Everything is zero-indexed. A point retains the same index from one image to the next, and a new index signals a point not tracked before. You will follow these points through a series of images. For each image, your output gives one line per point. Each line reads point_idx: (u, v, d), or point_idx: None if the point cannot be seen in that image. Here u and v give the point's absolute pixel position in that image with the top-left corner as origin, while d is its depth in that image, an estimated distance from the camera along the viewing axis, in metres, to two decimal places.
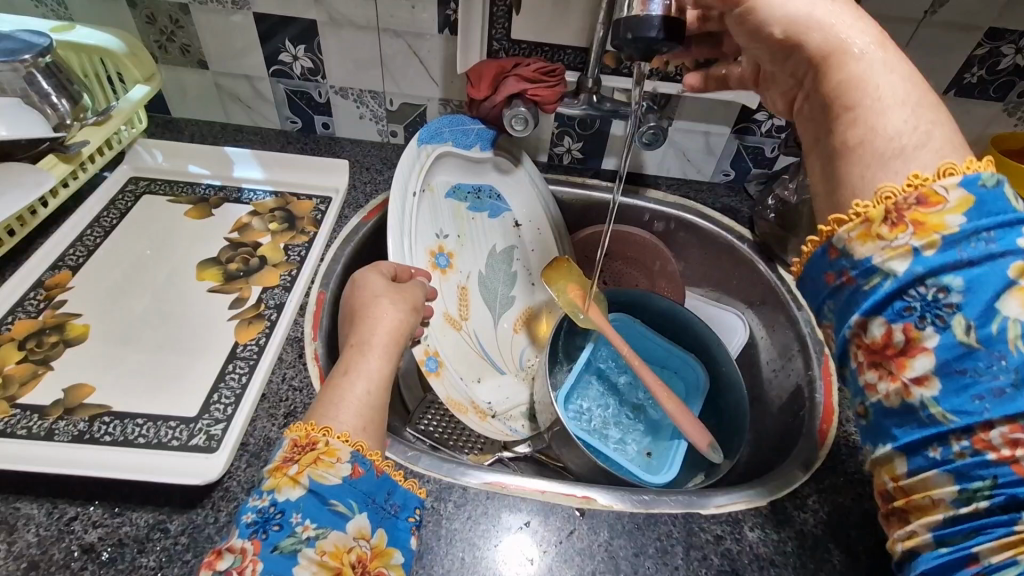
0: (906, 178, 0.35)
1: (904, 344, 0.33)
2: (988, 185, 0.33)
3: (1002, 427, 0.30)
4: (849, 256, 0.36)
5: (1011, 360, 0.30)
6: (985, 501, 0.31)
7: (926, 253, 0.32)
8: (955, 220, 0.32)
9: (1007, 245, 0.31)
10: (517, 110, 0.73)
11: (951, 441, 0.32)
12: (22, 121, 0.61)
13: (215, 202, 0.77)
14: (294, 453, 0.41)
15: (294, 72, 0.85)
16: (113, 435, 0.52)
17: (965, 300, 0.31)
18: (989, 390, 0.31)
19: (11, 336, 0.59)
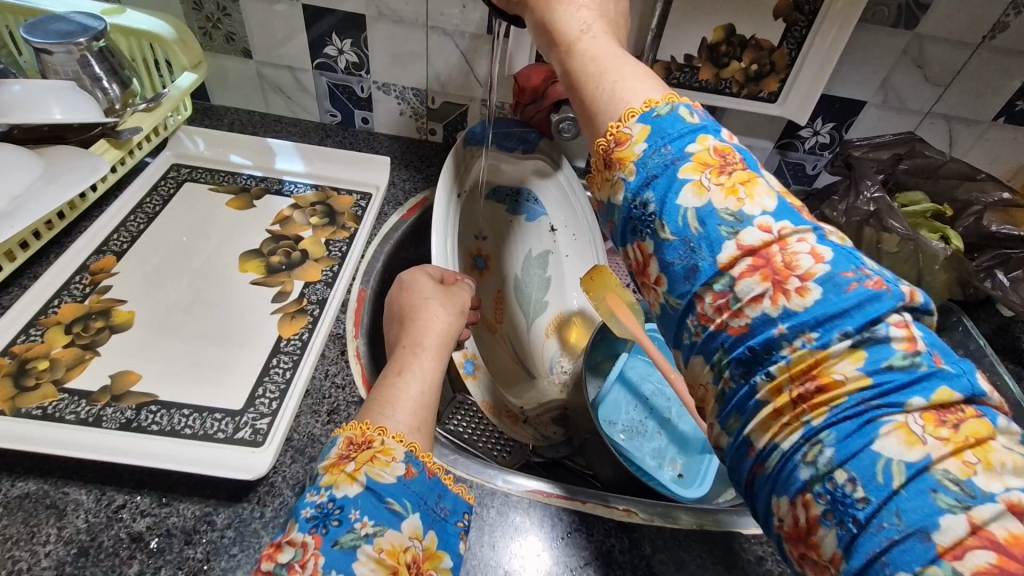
0: (604, 130, 0.38)
1: (643, 258, 0.37)
2: (661, 113, 0.36)
3: (707, 301, 0.33)
4: (604, 204, 0.40)
5: (696, 240, 0.33)
6: (728, 374, 0.33)
7: (631, 181, 0.36)
8: (640, 148, 0.36)
9: (679, 153, 0.35)
10: (565, 115, 0.74)
11: (688, 325, 0.34)
12: (78, 106, 0.61)
13: (257, 192, 0.77)
14: (350, 450, 0.42)
15: (338, 66, 0.84)
16: (160, 424, 0.52)
17: (660, 206, 0.35)
18: (687, 273, 0.34)
19: (57, 319, 0.59)
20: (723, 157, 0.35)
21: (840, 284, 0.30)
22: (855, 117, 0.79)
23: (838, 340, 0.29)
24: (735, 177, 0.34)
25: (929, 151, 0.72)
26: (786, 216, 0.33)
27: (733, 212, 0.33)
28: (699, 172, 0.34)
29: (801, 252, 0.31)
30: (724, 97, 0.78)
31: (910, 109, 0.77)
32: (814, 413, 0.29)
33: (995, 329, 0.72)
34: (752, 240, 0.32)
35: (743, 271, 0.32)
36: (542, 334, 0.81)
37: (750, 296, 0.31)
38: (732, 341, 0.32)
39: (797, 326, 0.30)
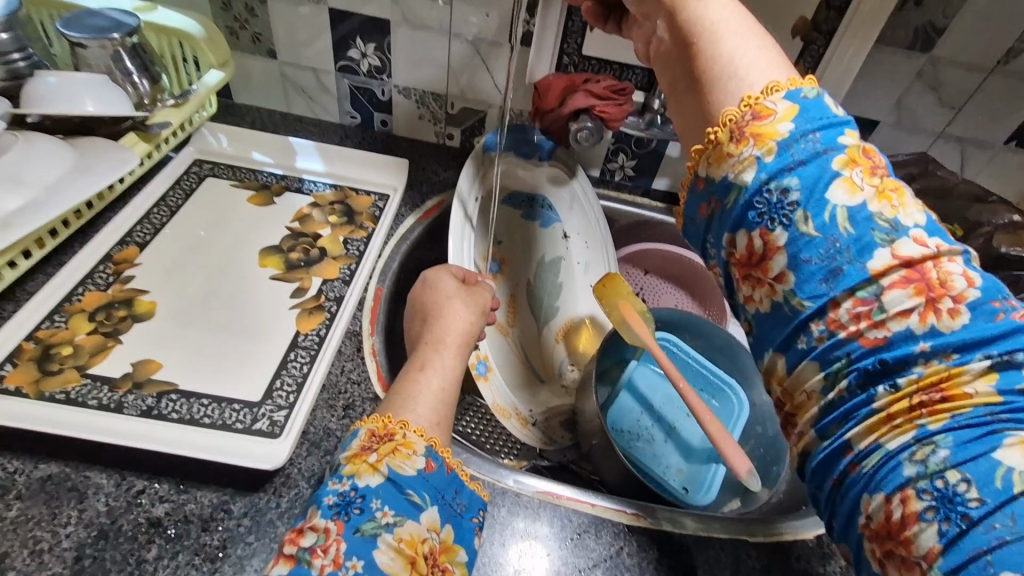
0: (739, 100, 0.37)
1: (764, 249, 0.36)
2: (809, 97, 0.36)
3: (845, 304, 0.33)
4: (713, 181, 0.38)
5: (844, 241, 0.33)
6: (846, 382, 0.33)
7: (770, 162, 0.35)
8: (786, 128, 0.35)
9: (829, 146, 0.35)
10: (584, 124, 0.74)
11: (810, 327, 0.34)
12: (110, 98, 0.62)
13: (277, 190, 0.78)
14: (372, 441, 0.43)
15: (360, 69, 0.86)
16: (179, 413, 0.53)
17: (805, 198, 0.34)
18: (825, 275, 0.33)
19: (81, 307, 0.60)
20: (871, 158, 0.35)
21: (988, 311, 0.31)
22: (868, 136, 0.80)
23: (977, 359, 0.30)
24: (887, 184, 0.34)
25: (941, 172, 0.74)
26: (934, 233, 0.33)
27: (887, 219, 0.33)
28: (851, 168, 0.34)
29: (954, 272, 0.32)
30: None
31: (922, 131, 0.78)
32: (933, 418, 0.30)
33: None
34: (908, 251, 0.32)
35: (895, 281, 0.32)
36: (553, 339, 0.82)
37: (898, 307, 0.31)
38: (865, 348, 0.32)
39: (941, 344, 0.31)
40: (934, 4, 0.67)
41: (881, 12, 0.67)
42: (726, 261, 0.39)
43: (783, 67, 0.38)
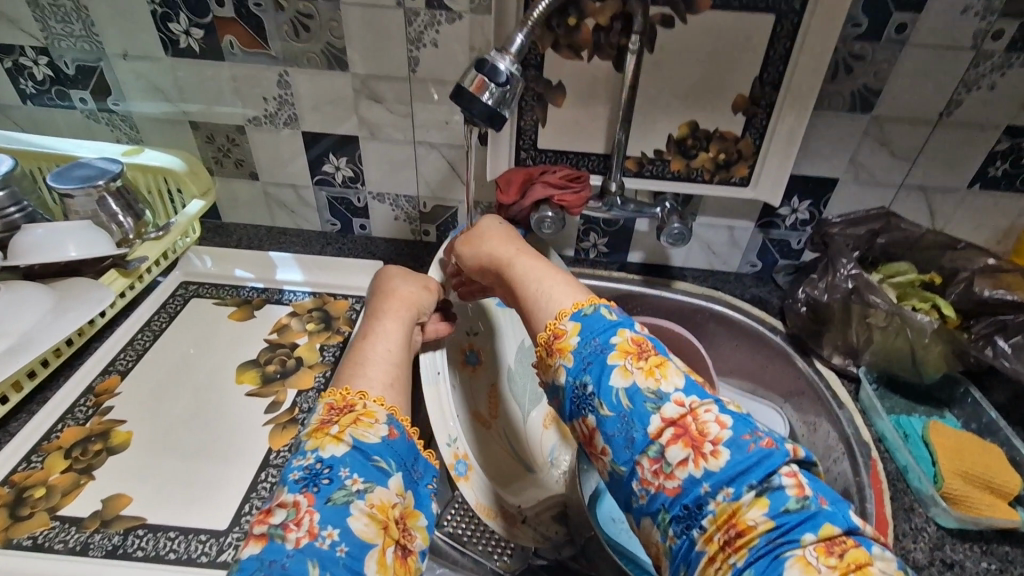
0: (545, 323, 0.51)
1: (589, 432, 0.46)
2: (587, 314, 0.49)
3: (646, 465, 0.42)
4: (550, 384, 0.50)
5: (629, 415, 0.43)
6: (672, 531, 0.41)
7: (570, 367, 0.47)
8: (575, 340, 0.48)
9: (606, 344, 0.47)
10: (544, 215, 0.76)
11: (635, 489, 0.43)
12: (92, 241, 0.66)
13: (258, 303, 0.81)
14: (333, 414, 0.46)
15: (336, 180, 0.91)
16: (145, 550, 0.52)
17: (597, 386, 0.45)
18: (626, 443, 0.43)
19: (58, 444, 0.61)
20: (639, 347, 0.47)
21: (741, 445, 0.41)
22: (831, 194, 0.81)
23: (746, 492, 0.39)
24: (651, 361, 0.45)
25: (903, 225, 0.74)
26: (691, 392, 0.44)
27: (653, 390, 0.44)
28: (623, 358, 0.46)
29: (709, 421, 0.42)
30: (698, 185, 0.81)
31: (882, 183, 0.79)
32: (738, 553, 0.38)
33: (1008, 398, 0.70)
34: (670, 412, 0.43)
35: (669, 440, 0.42)
36: (540, 427, 0.82)
37: (677, 461, 0.41)
38: (669, 500, 0.41)
39: (715, 483, 0.40)
40: (864, 71, 0.70)
41: (813, 81, 0.70)
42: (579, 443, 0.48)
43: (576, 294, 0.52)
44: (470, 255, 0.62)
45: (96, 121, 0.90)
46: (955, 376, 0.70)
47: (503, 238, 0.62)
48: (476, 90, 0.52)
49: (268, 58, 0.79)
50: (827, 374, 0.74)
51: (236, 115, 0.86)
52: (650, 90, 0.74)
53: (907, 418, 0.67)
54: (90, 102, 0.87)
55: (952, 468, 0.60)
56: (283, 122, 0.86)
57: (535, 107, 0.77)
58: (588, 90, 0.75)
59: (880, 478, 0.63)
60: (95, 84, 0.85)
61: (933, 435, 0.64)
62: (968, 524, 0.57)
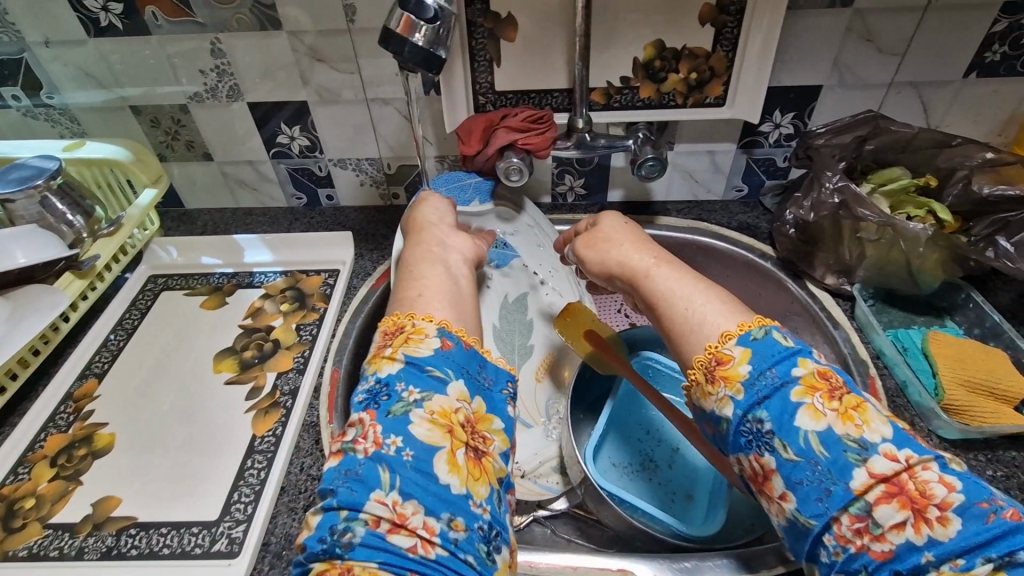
0: (704, 347, 0.47)
1: (764, 471, 0.44)
2: (758, 337, 0.46)
3: (845, 522, 0.40)
4: (707, 411, 0.48)
5: (824, 463, 0.41)
6: None
7: (740, 399, 0.44)
8: (746, 369, 0.45)
9: (786, 376, 0.44)
10: (510, 161, 0.72)
11: (826, 543, 0.41)
12: (39, 245, 0.63)
13: (229, 289, 0.78)
14: (387, 338, 0.48)
15: (293, 151, 0.87)
16: (139, 548, 0.52)
17: (778, 425, 0.43)
18: (821, 495, 0.41)
19: (43, 453, 0.60)
20: (828, 380, 0.44)
21: (977, 514, 0.37)
22: (815, 103, 0.76)
23: (981, 563, 0.36)
24: (846, 404, 0.42)
25: (895, 126, 0.68)
26: (904, 444, 0.41)
27: (855, 438, 0.41)
28: (810, 395, 0.43)
29: (931, 481, 0.39)
30: (672, 110, 0.75)
31: (870, 83, 0.73)
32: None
33: (1013, 300, 0.66)
34: (881, 467, 0.40)
35: (879, 497, 0.39)
36: (532, 378, 0.79)
37: (890, 523, 0.38)
38: (877, 564, 0.38)
39: (943, 553, 0.37)
40: None
41: None
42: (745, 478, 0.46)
43: (732, 313, 0.49)
44: (594, 262, 0.60)
45: (34, 117, 0.85)
46: (955, 282, 0.67)
47: (635, 244, 0.58)
48: (405, 31, 0.47)
49: (196, 26, 0.73)
50: (821, 295, 0.71)
51: (177, 94, 0.81)
52: (610, 11, 0.67)
53: (905, 331, 0.65)
54: (23, 98, 0.82)
55: (952, 376, 0.58)
56: (226, 95, 0.80)
57: (487, 44, 0.71)
58: (540, 20, 0.68)
59: (879, 396, 0.61)
60: (24, 78, 0.80)
61: (933, 345, 0.61)
62: (972, 434, 0.55)
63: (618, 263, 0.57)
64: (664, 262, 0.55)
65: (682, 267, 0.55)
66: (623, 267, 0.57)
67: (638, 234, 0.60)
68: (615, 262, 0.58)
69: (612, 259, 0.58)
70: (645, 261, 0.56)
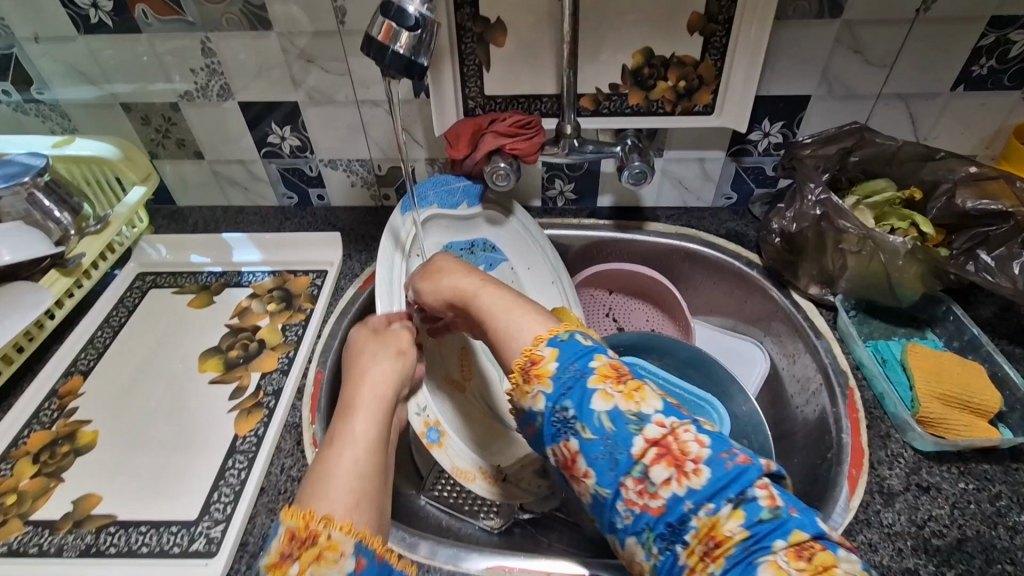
0: (521, 353, 0.47)
1: (570, 455, 0.44)
2: (564, 339, 0.46)
3: (629, 485, 0.41)
4: (525, 410, 0.47)
5: (611, 437, 0.42)
6: (656, 547, 0.40)
7: (550, 394, 0.44)
8: (553, 366, 0.45)
9: (584, 368, 0.44)
10: (497, 165, 0.72)
11: (618, 510, 0.42)
12: (23, 243, 0.63)
13: (217, 288, 0.79)
14: (294, 546, 0.43)
15: (284, 151, 0.87)
16: (118, 546, 0.53)
17: (577, 411, 0.43)
18: (610, 466, 0.42)
19: (26, 449, 0.61)
20: (617, 370, 0.45)
21: (721, 462, 0.39)
22: (803, 113, 0.76)
23: (725, 505, 0.38)
24: (629, 384, 0.43)
25: (879, 138, 0.69)
26: (672, 411, 0.43)
27: (634, 412, 0.42)
28: (602, 382, 0.43)
29: (689, 439, 0.40)
30: (660, 117, 0.76)
31: (858, 94, 0.73)
32: (716, 563, 0.37)
33: (994, 313, 0.67)
34: (652, 433, 0.41)
35: (652, 459, 0.40)
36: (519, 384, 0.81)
37: (661, 480, 0.40)
38: (653, 519, 0.40)
39: (698, 500, 0.39)
40: None
41: None
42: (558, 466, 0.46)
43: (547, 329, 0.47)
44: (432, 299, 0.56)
45: (26, 113, 0.85)
46: (935, 295, 0.67)
47: (460, 272, 0.56)
48: (386, 39, 0.48)
49: (186, 25, 0.73)
50: (805, 305, 0.72)
51: (168, 92, 0.81)
52: (599, 18, 0.68)
53: (885, 342, 0.65)
54: (14, 94, 0.82)
55: (928, 390, 0.58)
56: (216, 94, 0.81)
57: (475, 49, 0.71)
58: (529, 26, 0.69)
59: (857, 407, 0.61)
60: (15, 75, 0.80)
61: (911, 357, 0.61)
62: (946, 447, 0.55)
63: (449, 291, 0.55)
64: (488, 285, 0.53)
65: (504, 290, 0.52)
66: (454, 294, 0.54)
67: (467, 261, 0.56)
68: (445, 288, 0.55)
69: (444, 287, 0.55)
70: (471, 284, 0.54)
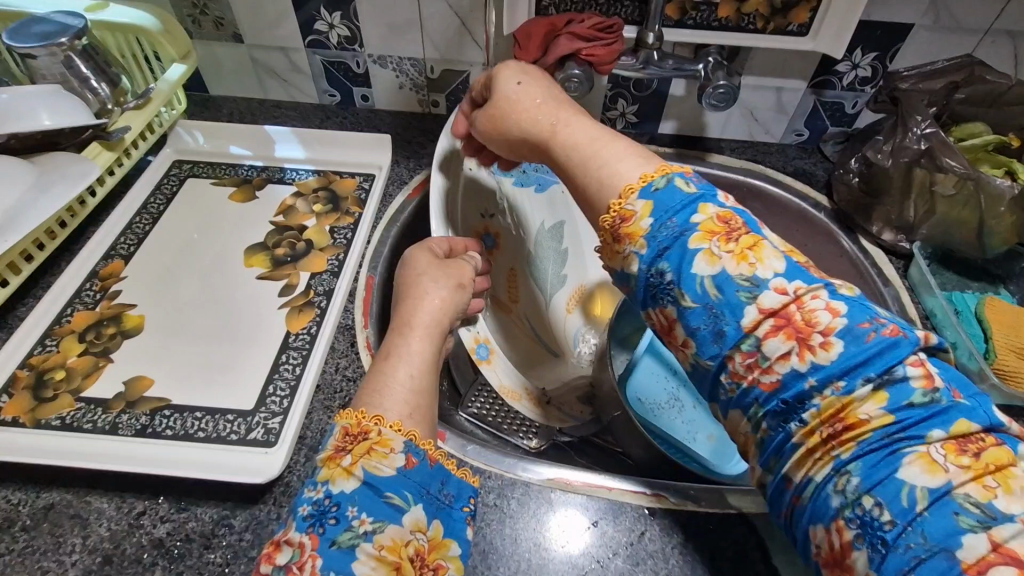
0: (608, 205, 0.40)
1: (666, 323, 0.37)
2: (659, 188, 0.38)
3: (737, 359, 0.34)
4: (614, 273, 0.41)
5: (717, 306, 0.34)
6: (766, 425, 0.34)
7: (642, 254, 0.37)
8: (647, 223, 0.37)
9: (684, 224, 0.36)
10: (570, 72, 0.66)
11: (722, 383, 0.35)
12: (64, 108, 0.60)
13: (259, 183, 0.75)
14: (346, 442, 0.40)
15: (330, 42, 0.80)
16: (173, 429, 0.52)
17: (676, 275, 0.36)
18: (713, 337, 0.35)
19: (71, 328, 0.59)
20: (726, 224, 0.36)
21: (859, 335, 0.32)
22: (900, 44, 0.70)
23: (861, 385, 0.31)
24: (742, 242, 0.35)
25: (990, 76, 0.63)
26: (796, 274, 0.34)
27: (747, 277, 0.34)
28: (707, 240, 0.36)
29: (817, 309, 0.33)
30: (748, 36, 0.70)
31: (965, 29, 0.67)
32: (842, 447, 0.31)
33: None
34: (770, 301, 0.33)
35: (767, 331, 0.33)
36: (563, 310, 0.79)
37: (778, 354, 0.33)
38: (765, 397, 0.33)
39: (826, 378, 0.32)
40: None
41: None
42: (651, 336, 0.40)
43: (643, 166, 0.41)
44: (501, 140, 0.52)
45: None
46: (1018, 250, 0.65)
47: (534, 107, 0.49)
48: None
49: None
50: (872, 251, 0.69)
51: None
52: None
53: (960, 294, 0.63)
54: None
55: (1006, 343, 0.58)
56: None
57: None
58: None
59: None
60: None
61: (988, 311, 0.60)
62: (1016, 400, 0.55)
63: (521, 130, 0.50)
64: (569, 119, 0.47)
65: (588, 123, 0.46)
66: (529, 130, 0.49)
67: (540, 92, 0.50)
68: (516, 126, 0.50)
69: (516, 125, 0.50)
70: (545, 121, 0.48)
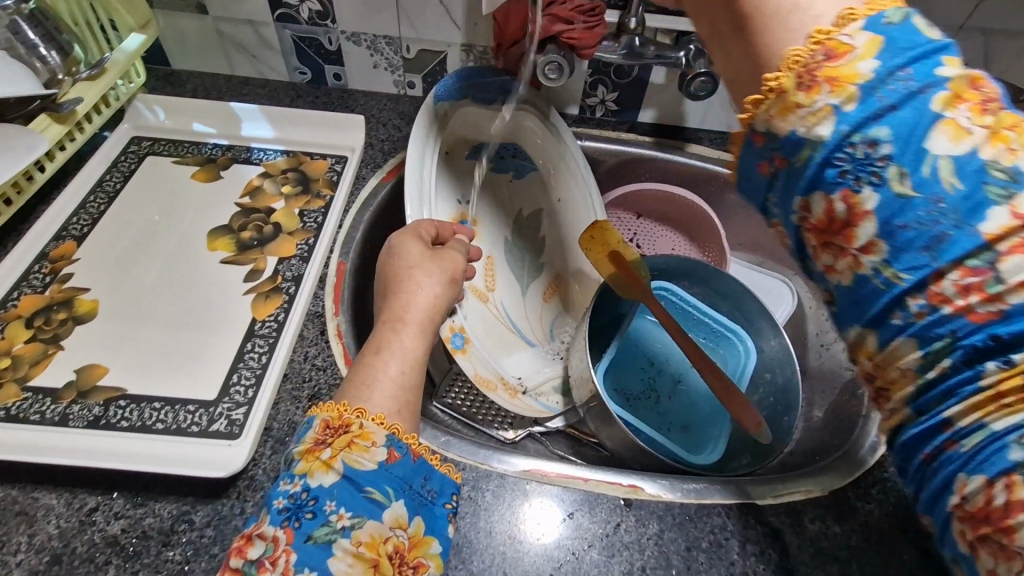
0: (809, 36, 0.31)
1: (846, 215, 0.31)
2: (893, 21, 0.30)
3: (950, 278, 0.29)
4: (771, 135, 0.33)
5: (949, 199, 0.28)
6: (948, 362, 0.29)
7: (851, 110, 0.30)
8: (868, 66, 0.29)
9: (926, 81, 0.29)
10: (550, 55, 0.66)
11: (906, 304, 0.30)
12: (8, 76, 0.56)
13: (224, 162, 0.71)
14: (327, 434, 0.38)
15: (300, 16, 0.76)
16: (129, 420, 0.49)
17: (899, 149, 0.29)
18: (926, 242, 0.29)
19: (17, 313, 0.55)
20: (980, 88, 0.29)
21: None
22: None
23: None
24: (1002, 118, 0.29)
25: None
26: None
27: (1006, 166, 0.28)
28: (955, 108, 0.29)
29: None
30: None
31: (938, 27, 0.68)
32: None
33: None
34: None
35: (1015, 246, 0.27)
36: (540, 298, 0.78)
37: (1018, 278, 0.27)
38: (975, 327, 0.28)
39: None
40: None
41: None
42: (798, 226, 0.35)
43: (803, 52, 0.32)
44: None
45: None
46: None
47: None
48: None
49: None
50: None
51: None
52: None
53: None
54: None
55: None
56: None
57: None
58: None
59: None
60: None
61: None
62: None
63: None
64: None
65: None
66: None
67: None
68: None
69: None
70: None
